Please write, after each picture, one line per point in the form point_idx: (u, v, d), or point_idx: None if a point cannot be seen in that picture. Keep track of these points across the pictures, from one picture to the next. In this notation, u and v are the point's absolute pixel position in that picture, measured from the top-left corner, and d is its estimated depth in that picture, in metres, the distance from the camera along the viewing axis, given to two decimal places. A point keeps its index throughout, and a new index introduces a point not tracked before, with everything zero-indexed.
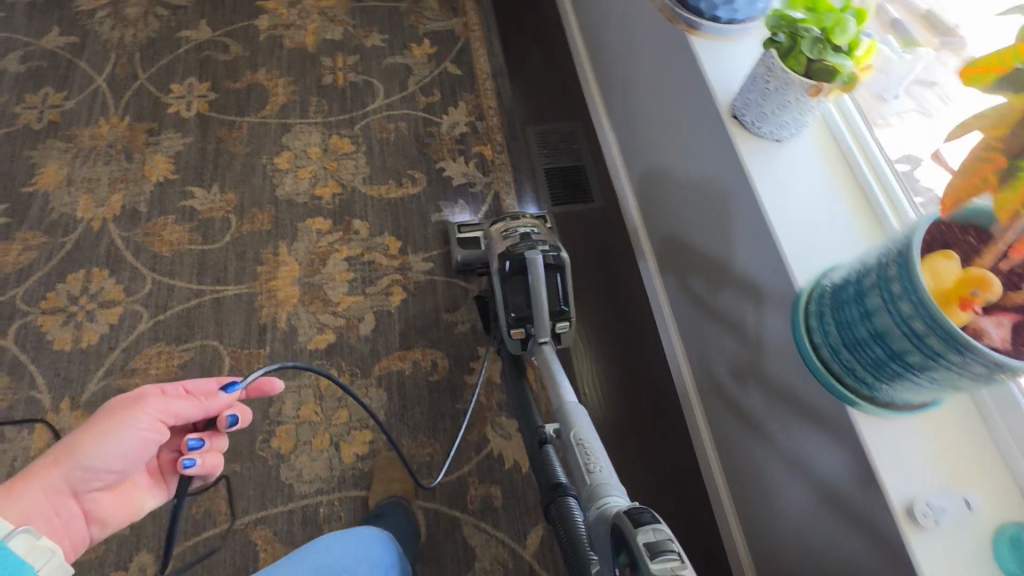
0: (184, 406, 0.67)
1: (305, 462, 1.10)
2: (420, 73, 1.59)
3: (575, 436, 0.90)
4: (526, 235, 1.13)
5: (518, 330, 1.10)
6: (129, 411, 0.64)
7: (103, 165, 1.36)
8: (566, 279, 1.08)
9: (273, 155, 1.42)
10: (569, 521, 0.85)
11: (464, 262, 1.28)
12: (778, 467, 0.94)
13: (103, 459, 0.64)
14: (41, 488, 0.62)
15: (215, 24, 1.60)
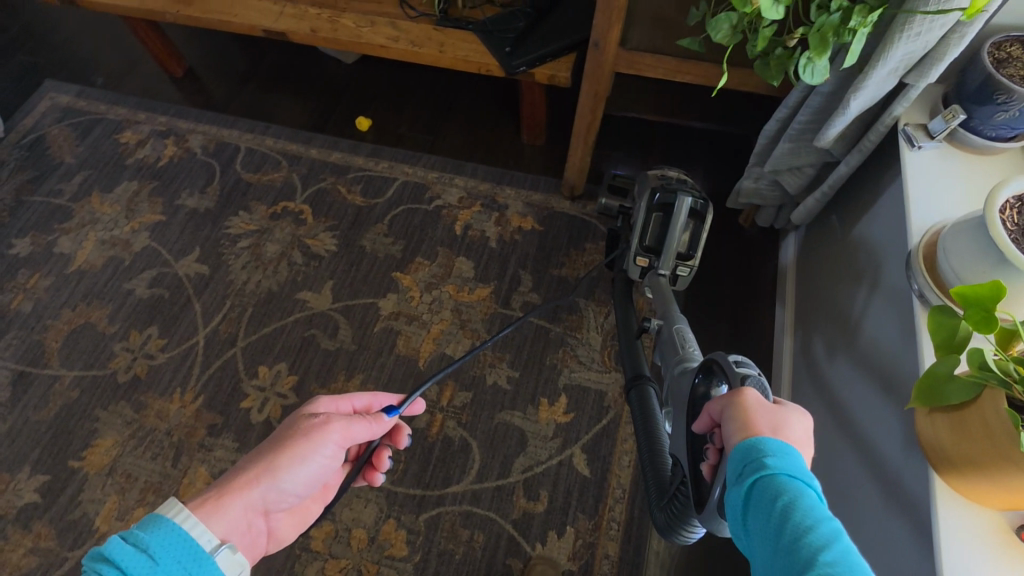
0: (360, 430, 0.72)
1: None
2: (535, 453, 1.17)
3: (673, 329, 0.93)
4: (681, 181, 1.12)
5: (642, 258, 1.10)
6: (319, 434, 0.68)
7: (149, 459, 1.20)
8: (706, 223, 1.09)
9: (312, 520, 1.12)
10: (647, 408, 0.89)
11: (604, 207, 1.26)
12: (837, 451, 0.89)
13: (299, 476, 0.67)
14: (246, 507, 0.61)
15: (339, 290, 1.38)
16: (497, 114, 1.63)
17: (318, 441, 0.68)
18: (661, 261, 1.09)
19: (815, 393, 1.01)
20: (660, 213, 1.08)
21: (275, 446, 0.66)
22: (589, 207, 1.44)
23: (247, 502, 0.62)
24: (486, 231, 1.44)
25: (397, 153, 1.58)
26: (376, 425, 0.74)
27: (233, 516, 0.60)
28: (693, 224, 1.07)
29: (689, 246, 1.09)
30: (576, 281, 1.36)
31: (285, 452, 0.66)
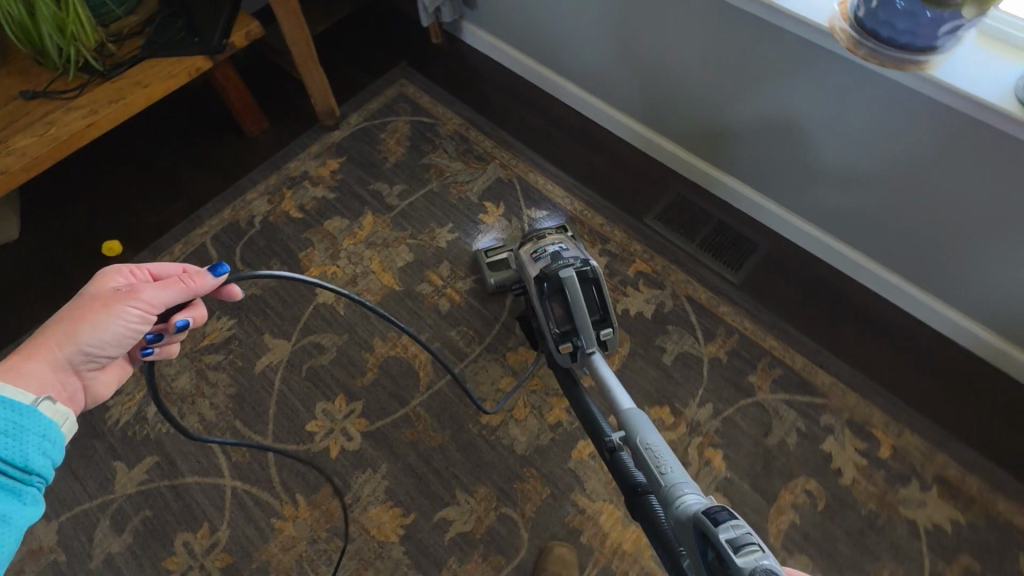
0: (160, 293, 0.71)
1: None
2: (516, 237, 1.44)
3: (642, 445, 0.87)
4: (557, 253, 1.10)
5: (564, 344, 1.06)
6: (118, 301, 0.69)
7: (329, 564, 1.08)
8: (601, 285, 1.05)
9: (476, 414, 1.22)
10: (650, 519, 0.83)
11: (498, 284, 1.32)
12: (697, 97, 1.33)
13: (100, 347, 0.70)
14: (50, 364, 0.68)
15: (280, 330, 1.33)
16: (208, 141, 1.62)
17: (107, 311, 0.68)
18: (581, 340, 1.04)
19: (651, 99, 1.43)
20: (554, 290, 1.05)
21: (70, 309, 0.68)
22: (353, 119, 1.64)
23: (26, 370, 0.65)
24: (316, 195, 1.52)
25: (175, 234, 1.47)
26: (189, 287, 0.72)
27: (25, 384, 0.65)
28: (590, 289, 1.05)
29: (596, 310, 1.06)
30: (406, 155, 1.58)
31: (80, 319, 0.68)
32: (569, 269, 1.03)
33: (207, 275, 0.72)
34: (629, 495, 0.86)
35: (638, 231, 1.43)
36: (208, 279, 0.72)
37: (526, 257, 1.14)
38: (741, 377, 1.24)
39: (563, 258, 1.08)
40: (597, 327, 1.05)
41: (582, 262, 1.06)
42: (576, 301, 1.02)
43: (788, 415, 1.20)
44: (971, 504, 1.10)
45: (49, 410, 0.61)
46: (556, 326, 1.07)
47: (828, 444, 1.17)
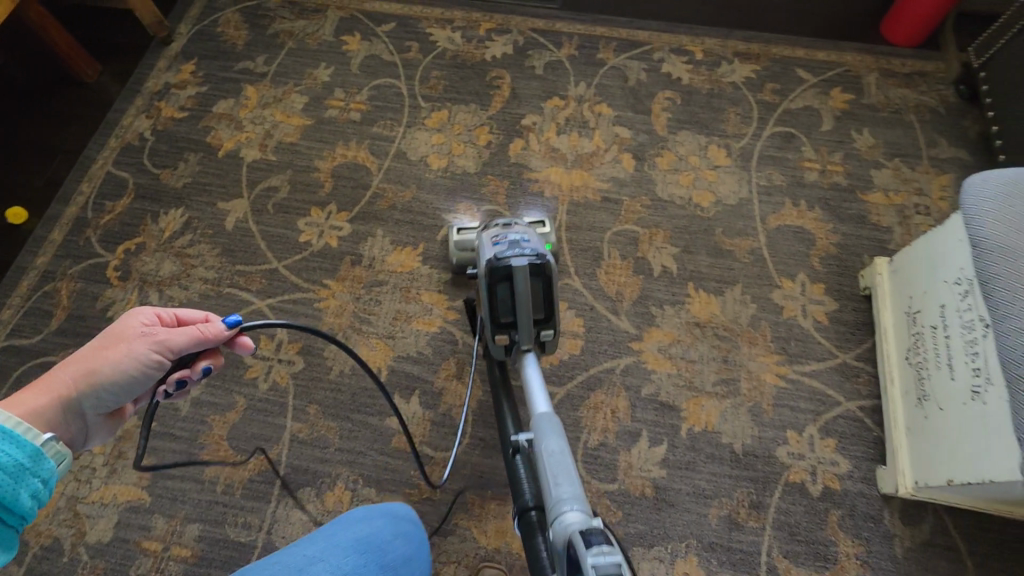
0: (174, 338, 0.82)
1: (727, 186, 1.41)
2: (382, 49, 1.65)
3: (540, 452, 0.84)
4: (517, 241, 1.06)
5: (501, 336, 1.06)
6: (121, 343, 0.80)
7: (379, 305, 1.30)
8: (552, 284, 1.01)
9: (427, 167, 1.47)
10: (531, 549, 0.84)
11: (460, 261, 1.28)
12: None
13: (113, 388, 0.79)
14: (55, 397, 0.74)
15: (230, 195, 1.45)
16: (48, 100, 1.60)
17: (128, 347, 0.79)
18: (519, 336, 1.04)
19: None
20: (499, 285, 1.01)
21: (105, 340, 0.79)
22: (183, 28, 1.71)
23: (41, 395, 0.73)
24: (189, 94, 1.60)
25: (73, 179, 1.48)
26: (201, 335, 0.83)
27: (42, 410, 0.73)
28: (538, 284, 1.01)
29: (541, 310, 1.03)
30: (251, 34, 1.70)
31: (102, 356, 0.79)
32: (521, 259, 0.99)
33: (218, 323, 0.85)
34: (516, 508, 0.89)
35: (472, 4, 1.72)
36: (220, 327, 0.84)
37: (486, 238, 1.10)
38: (593, 56, 1.61)
39: (520, 250, 1.01)
40: (539, 325, 1.04)
41: (537, 255, 1.01)
42: (525, 295, 0.99)
43: (634, 63, 1.60)
44: (759, 57, 1.59)
45: (51, 449, 0.65)
46: (502, 314, 1.03)
47: (666, 66, 1.59)
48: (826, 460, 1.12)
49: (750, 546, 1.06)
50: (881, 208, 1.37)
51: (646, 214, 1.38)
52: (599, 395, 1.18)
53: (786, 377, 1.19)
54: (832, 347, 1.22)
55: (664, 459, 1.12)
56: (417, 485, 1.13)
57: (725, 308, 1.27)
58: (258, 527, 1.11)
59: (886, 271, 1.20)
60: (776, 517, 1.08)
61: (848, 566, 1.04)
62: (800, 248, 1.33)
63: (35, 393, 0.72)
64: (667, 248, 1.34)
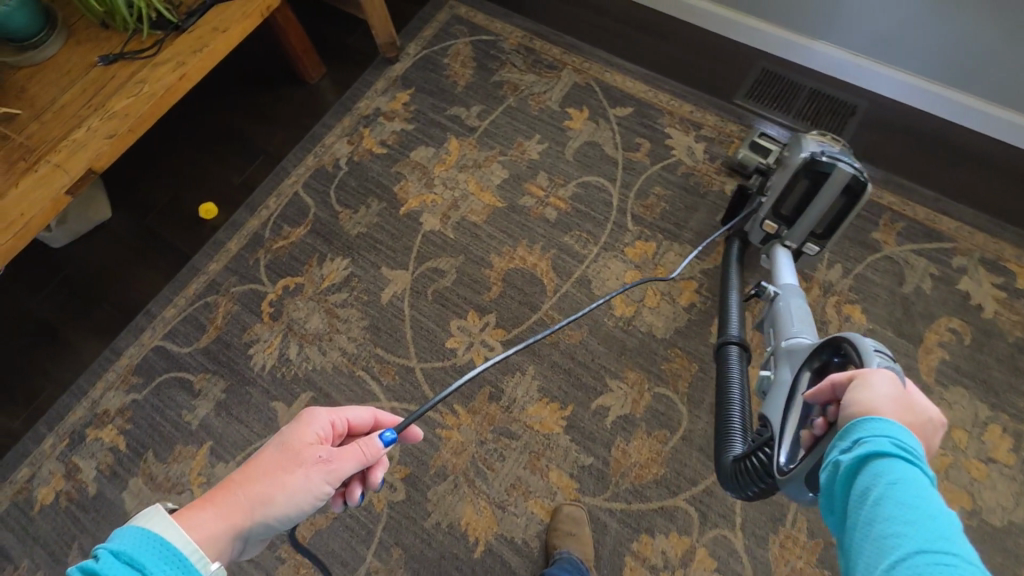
0: (348, 465, 0.68)
1: (994, 497, 1.02)
2: (607, 138, 1.42)
3: (783, 300, 1.02)
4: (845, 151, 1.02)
5: (770, 224, 1.11)
6: (295, 456, 0.66)
7: (501, 462, 1.13)
8: (853, 207, 1.02)
9: (609, 309, 1.24)
10: (723, 372, 1.01)
11: (745, 160, 1.29)
12: None
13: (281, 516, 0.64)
14: (222, 520, 0.60)
15: (396, 262, 1.34)
16: (270, 95, 1.59)
17: (305, 471, 0.66)
18: (789, 231, 1.10)
19: None
20: (806, 180, 1.02)
21: (275, 456, 0.66)
22: (412, 49, 1.60)
23: (216, 518, 0.60)
24: (395, 129, 1.50)
25: (265, 187, 1.47)
26: (365, 458, 0.69)
27: (215, 537, 0.59)
28: (841, 200, 1.01)
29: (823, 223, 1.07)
30: (475, 76, 1.55)
31: (275, 473, 0.65)
32: (848, 165, 0.98)
33: (379, 442, 0.70)
34: (720, 337, 1.05)
35: (731, 112, 1.41)
36: (381, 447, 0.70)
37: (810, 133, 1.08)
38: (865, 233, 1.24)
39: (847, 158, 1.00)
40: (812, 232, 1.08)
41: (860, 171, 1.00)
42: (825, 198, 1.01)
43: (920, 262, 1.20)
44: None
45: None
46: (783, 204, 1.08)
47: (964, 284, 1.17)
48: None
49: None
50: None
51: None
52: None
53: None
54: None
55: None
56: None
57: None
58: None
59: None
60: None
61: None
62: None
63: (208, 510, 0.60)
64: None
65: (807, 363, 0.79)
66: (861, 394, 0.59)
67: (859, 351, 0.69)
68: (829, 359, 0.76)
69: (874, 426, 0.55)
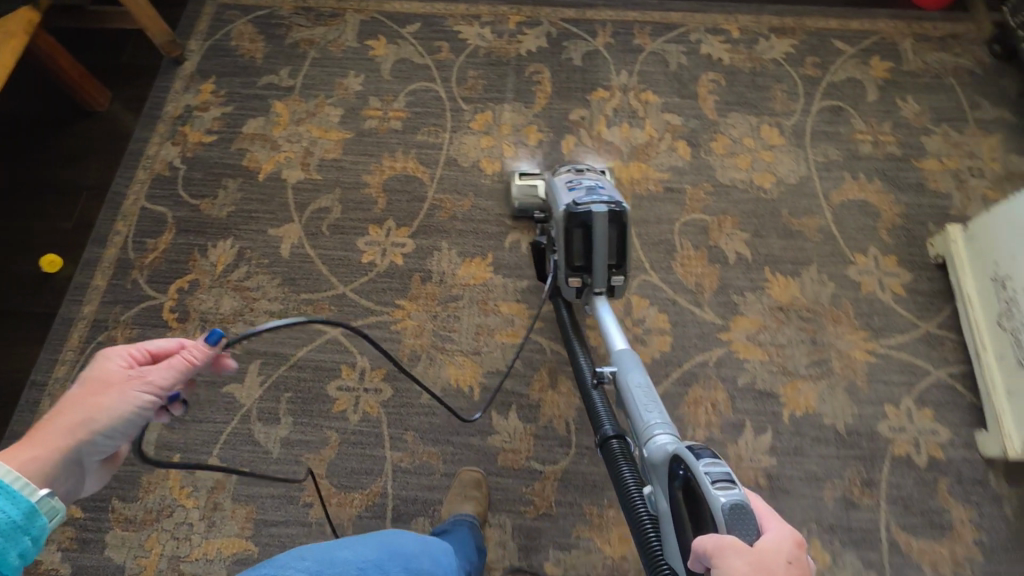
0: (164, 375, 0.74)
1: (785, 167, 1.41)
2: (411, 51, 1.59)
3: (626, 383, 0.98)
4: (592, 188, 1.08)
5: (575, 279, 1.10)
6: (105, 386, 0.72)
7: (458, 321, 1.26)
8: (625, 229, 1.05)
9: (481, 172, 1.43)
10: (610, 456, 0.96)
11: (522, 207, 1.34)
12: None
13: (110, 436, 0.72)
14: (40, 449, 0.67)
15: (280, 219, 1.38)
16: (62, 136, 1.49)
17: (119, 393, 0.72)
18: (592, 279, 1.08)
19: None
20: (577, 230, 1.05)
21: (89, 389, 0.72)
22: (193, 44, 1.60)
23: (39, 450, 0.67)
24: (215, 116, 1.51)
25: (106, 217, 1.38)
26: (186, 365, 0.75)
27: (39, 461, 0.66)
28: (613, 231, 1.04)
29: (614, 256, 1.07)
30: (268, 46, 1.61)
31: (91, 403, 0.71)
32: (602, 207, 1.02)
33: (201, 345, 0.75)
34: (597, 436, 0.99)
35: None
36: (204, 350, 0.75)
37: (558, 187, 1.12)
38: (629, 42, 1.58)
39: (597, 195, 1.05)
40: (610, 272, 1.08)
41: (613, 202, 1.04)
42: (602, 241, 1.03)
43: (672, 47, 1.58)
44: (795, 31, 1.58)
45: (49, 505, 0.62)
46: (574, 262, 1.09)
47: (705, 49, 1.57)
48: (927, 430, 1.14)
49: (869, 524, 1.07)
50: (936, 173, 1.39)
51: (712, 202, 1.37)
52: (699, 390, 1.18)
53: (875, 351, 1.21)
54: (914, 318, 1.24)
55: (772, 446, 1.13)
56: (534, 502, 1.10)
57: (805, 291, 1.27)
58: None
59: (961, 236, 1.23)
60: (889, 491, 1.09)
61: (966, 531, 1.06)
62: (867, 222, 1.34)
63: (23, 448, 0.66)
64: (738, 234, 1.34)
65: (674, 489, 0.76)
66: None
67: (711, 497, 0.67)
68: (682, 476, 0.76)
69: None
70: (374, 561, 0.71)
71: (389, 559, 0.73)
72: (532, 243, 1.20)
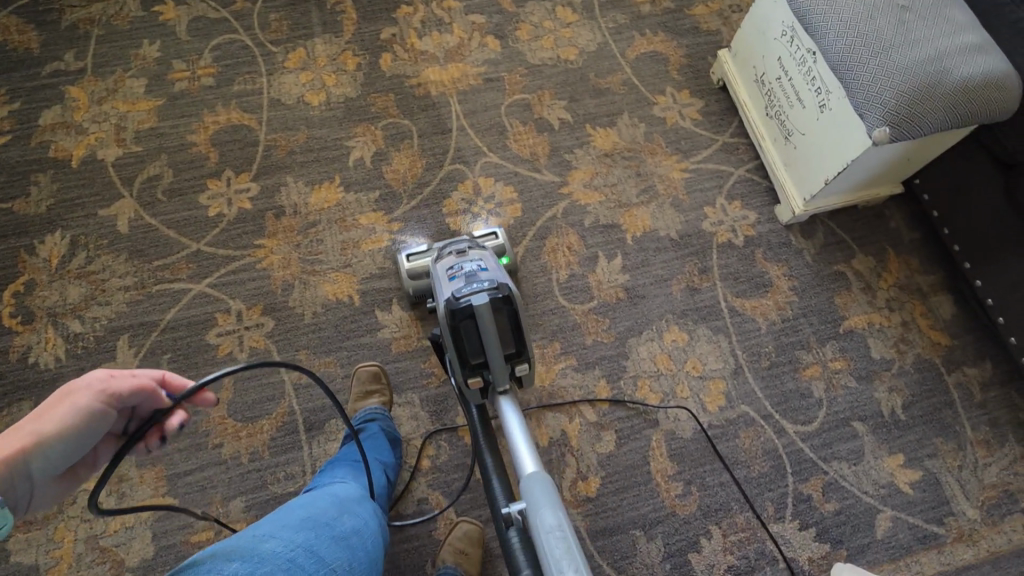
0: (137, 395, 0.65)
1: (584, 38, 1.56)
2: (204, 8, 1.54)
3: (531, 494, 0.78)
4: (472, 274, 0.98)
5: (474, 379, 0.96)
6: (60, 401, 0.62)
7: (322, 243, 1.30)
8: (517, 314, 0.92)
9: (308, 106, 1.44)
10: (506, 546, 0.84)
11: (415, 288, 1.21)
12: None
13: (66, 449, 0.62)
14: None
15: (108, 198, 1.32)
16: None
17: (80, 403, 0.62)
18: (492, 375, 0.94)
19: None
20: (463, 323, 0.92)
21: (42, 411, 0.62)
22: None
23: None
24: (1, 115, 1.39)
25: None
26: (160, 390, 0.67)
27: None
28: (503, 318, 0.92)
29: (510, 345, 0.94)
30: (42, 33, 1.49)
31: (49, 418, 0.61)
32: (482, 295, 0.90)
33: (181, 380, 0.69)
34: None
35: None
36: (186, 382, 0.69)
37: (443, 278, 1.02)
38: None
39: (477, 285, 0.93)
40: (510, 361, 0.95)
41: (497, 287, 0.93)
42: (487, 328, 0.90)
43: None
44: None
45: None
46: (467, 356, 0.94)
47: None
48: (738, 218, 1.37)
49: (711, 300, 1.29)
50: (707, 16, 1.61)
51: (528, 82, 1.50)
52: (552, 240, 1.33)
53: (688, 168, 1.42)
54: (712, 134, 1.45)
55: (623, 266, 1.31)
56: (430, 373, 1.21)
57: (622, 136, 1.44)
58: (303, 473, 1.13)
59: (729, 58, 1.44)
60: (721, 272, 1.32)
61: (781, 285, 1.31)
62: (661, 67, 1.53)
63: None
64: (557, 103, 1.47)
65: None
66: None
67: None
68: None
69: None
70: (303, 547, 0.73)
71: (316, 538, 0.76)
72: (428, 337, 1.05)
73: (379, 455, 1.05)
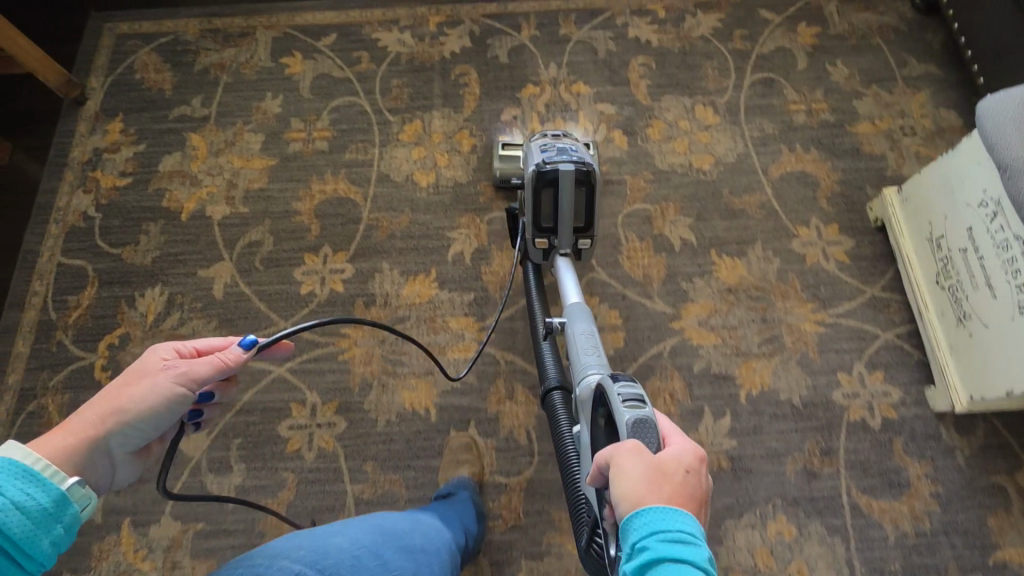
0: (201, 370, 0.72)
1: (722, 146, 1.40)
2: (330, 65, 1.52)
3: (572, 334, 0.98)
4: (565, 148, 1.07)
5: (541, 240, 1.11)
6: (135, 375, 0.71)
7: (408, 342, 1.23)
8: (593, 191, 1.06)
9: (416, 185, 1.38)
10: (541, 355, 1.11)
11: (501, 172, 1.33)
12: None
13: (139, 425, 0.70)
14: (70, 435, 0.66)
15: (209, 259, 1.31)
16: None
17: (151, 381, 0.71)
18: (558, 241, 1.10)
19: None
20: (545, 188, 1.05)
21: (122, 381, 0.71)
22: (95, 82, 1.50)
23: (64, 437, 0.66)
24: (126, 155, 1.42)
25: (19, 279, 1.30)
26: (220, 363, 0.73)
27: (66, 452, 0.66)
28: (580, 191, 1.05)
29: (581, 218, 1.09)
30: (176, 74, 1.52)
31: (127, 390, 0.70)
32: (569, 165, 1.03)
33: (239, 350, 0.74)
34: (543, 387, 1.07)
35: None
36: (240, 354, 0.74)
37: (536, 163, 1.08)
38: (555, 33, 1.54)
39: (567, 156, 1.05)
40: (576, 235, 1.10)
41: (581, 163, 1.04)
42: (565, 195, 1.04)
43: (599, 33, 1.54)
44: (720, 4, 1.56)
45: (78, 493, 0.62)
46: (542, 221, 1.09)
47: (633, 32, 1.54)
48: (878, 393, 1.17)
49: (831, 491, 1.11)
50: (870, 137, 1.40)
51: (652, 190, 1.36)
52: (655, 383, 1.18)
53: (824, 321, 1.23)
54: (859, 284, 1.26)
55: (731, 429, 1.15)
56: (500, 515, 1.10)
57: (751, 270, 1.27)
58: None
59: (897, 199, 1.24)
60: (848, 457, 1.13)
61: (921, 487, 1.10)
62: (807, 193, 1.35)
63: (58, 435, 0.66)
64: (682, 220, 1.33)
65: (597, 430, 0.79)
66: (619, 483, 0.60)
67: (620, 415, 0.71)
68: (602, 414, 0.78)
69: (643, 521, 0.55)
70: None
71: None
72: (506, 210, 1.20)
73: (465, 521, 0.99)
